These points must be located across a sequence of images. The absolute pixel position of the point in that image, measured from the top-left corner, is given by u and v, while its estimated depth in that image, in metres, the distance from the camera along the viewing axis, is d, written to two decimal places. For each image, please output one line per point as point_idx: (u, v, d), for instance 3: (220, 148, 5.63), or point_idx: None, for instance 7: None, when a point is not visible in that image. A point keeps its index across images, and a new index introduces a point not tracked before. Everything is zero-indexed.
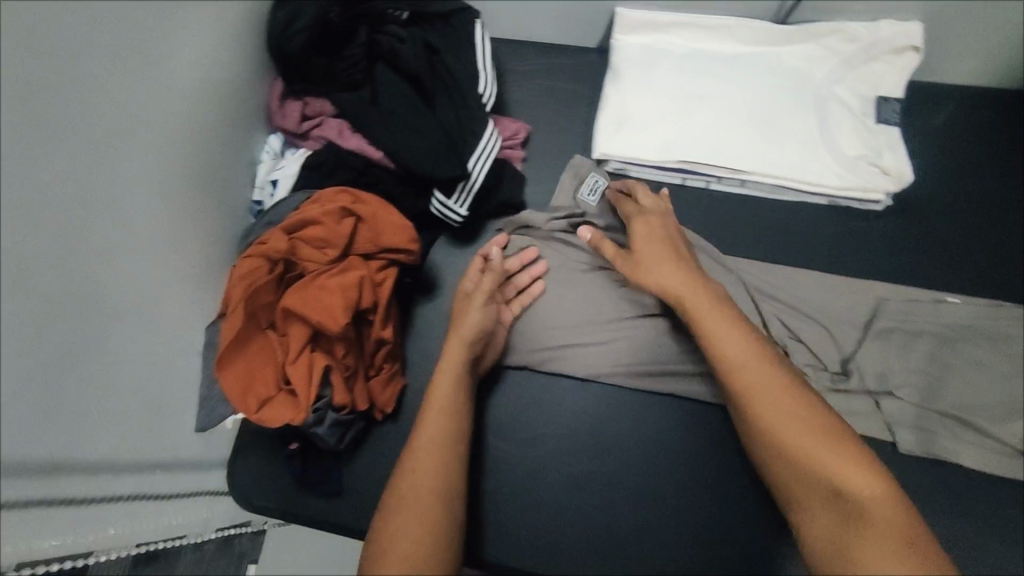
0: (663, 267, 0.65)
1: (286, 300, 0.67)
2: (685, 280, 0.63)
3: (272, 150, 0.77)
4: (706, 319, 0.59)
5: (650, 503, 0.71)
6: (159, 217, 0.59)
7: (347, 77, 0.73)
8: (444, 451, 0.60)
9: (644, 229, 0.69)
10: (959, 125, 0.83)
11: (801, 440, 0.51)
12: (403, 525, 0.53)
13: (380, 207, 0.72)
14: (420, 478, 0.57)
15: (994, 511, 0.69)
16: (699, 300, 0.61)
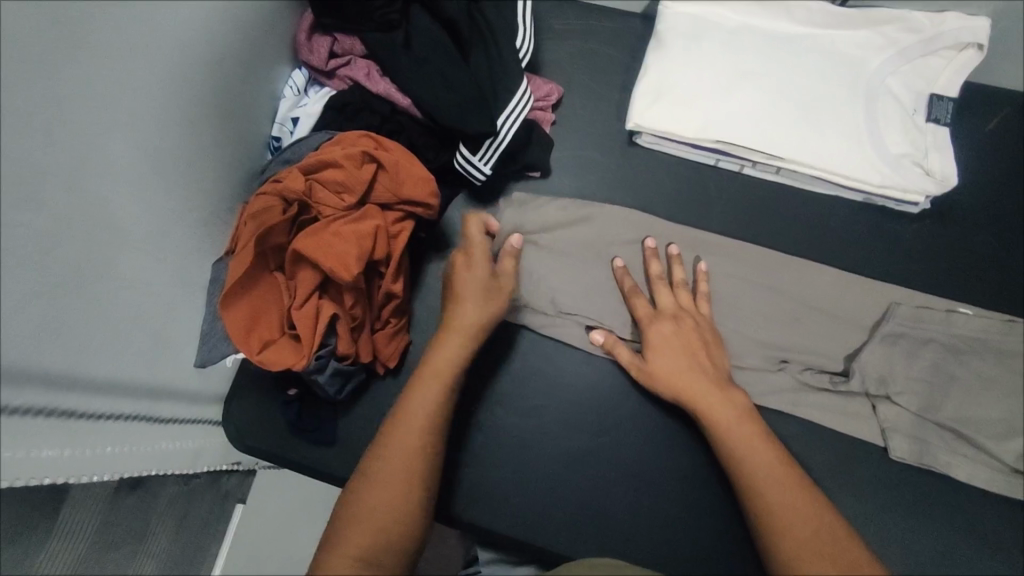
0: (665, 334, 0.68)
1: (297, 243, 0.65)
2: (685, 350, 0.67)
3: (296, 85, 0.73)
4: (713, 409, 0.63)
5: (647, 485, 0.70)
6: (176, 144, 0.57)
7: (381, 17, 0.69)
8: (429, 427, 0.58)
9: (666, 331, 0.69)
10: (1010, 132, 0.80)
11: (771, 500, 0.57)
12: (371, 501, 0.53)
13: (402, 156, 0.69)
14: (399, 453, 0.56)
15: (992, 530, 0.68)
16: (707, 396, 0.64)
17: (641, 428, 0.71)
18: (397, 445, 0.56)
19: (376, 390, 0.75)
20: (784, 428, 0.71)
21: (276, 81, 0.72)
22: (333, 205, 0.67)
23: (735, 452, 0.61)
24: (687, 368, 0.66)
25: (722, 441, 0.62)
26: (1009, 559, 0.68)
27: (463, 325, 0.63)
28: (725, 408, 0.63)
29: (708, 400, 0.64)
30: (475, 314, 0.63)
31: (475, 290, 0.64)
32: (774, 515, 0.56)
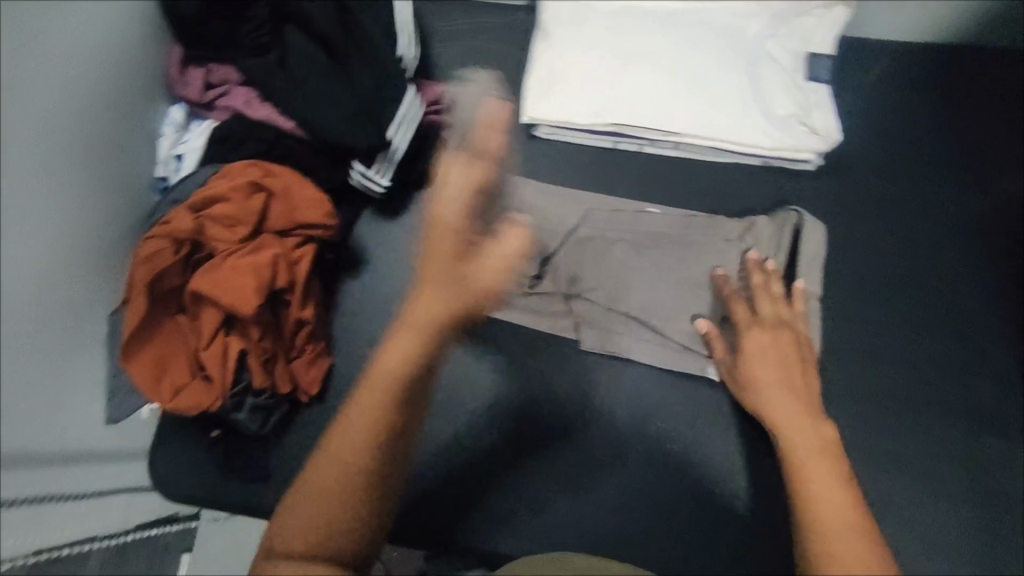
0: (767, 353, 0.63)
1: (194, 284, 0.64)
2: (784, 364, 0.62)
3: (175, 122, 0.71)
4: (795, 443, 0.56)
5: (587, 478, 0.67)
6: (47, 200, 0.55)
7: (252, 41, 0.69)
8: (375, 426, 0.47)
9: (766, 342, 0.64)
10: (895, 78, 0.81)
11: (828, 528, 0.48)
12: (296, 521, 0.45)
13: (292, 179, 0.69)
14: (342, 458, 0.46)
15: (932, 469, 0.67)
16: (797, 438, 0.56)
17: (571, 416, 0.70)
18: (348, 445, 0.46)
19: (303, 418, 0.74)
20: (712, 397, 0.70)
21: (152, 119, 0.70)
22: (226, 240, 0.66)
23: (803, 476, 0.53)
24: (779, 384, 0.61)
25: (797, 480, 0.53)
26: (958, 497, 0.67)
27: (422, 317, 0.47)
28: (808, 444, 0.56)
29: (792, 437, 0.57)
30: (445, 299, 0.48)
31: (446, 271, 0.48)
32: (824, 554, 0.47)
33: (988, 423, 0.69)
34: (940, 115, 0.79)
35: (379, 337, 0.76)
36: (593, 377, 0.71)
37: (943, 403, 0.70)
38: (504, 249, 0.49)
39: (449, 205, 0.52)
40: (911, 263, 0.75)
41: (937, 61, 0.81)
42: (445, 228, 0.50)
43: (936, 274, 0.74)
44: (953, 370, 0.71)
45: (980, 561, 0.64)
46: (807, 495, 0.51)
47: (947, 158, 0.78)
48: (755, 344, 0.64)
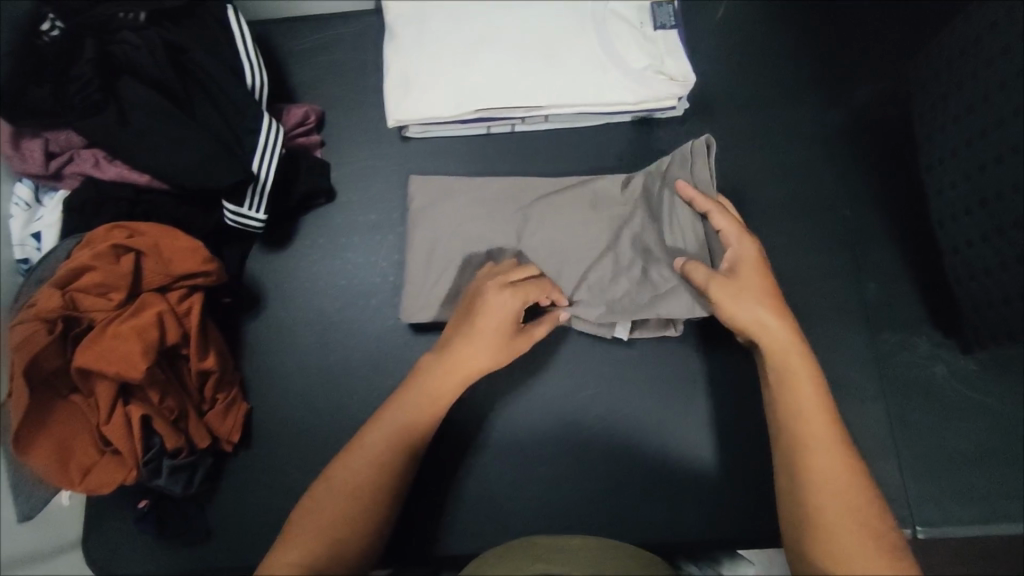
0: (749, 301, 0.61)
1: (77, 362, 0.61)
2: (766, 300, 0.61)
3: (24, 199, 0.68)
4: (780, 359, 0.60)
5: (522, 456, 0.72)
6: None
7: (82, 101, 0.65)
8: (405, 436, 0.62)
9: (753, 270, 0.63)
10: (746, 9, 0.82)
11: (827, 483, 0.55)
12: (325, 516, 0.58)
13: (161, 234, 0.66)
14: (362, 466, 0.60)
15: (838, 374, 0.71)
16: (779, 355, 0.60)
17: (490, 408, 0.73)
18: (363, 455, 0.60)
19: (233, 467, 0.73)
20: (622, 356, 0.75)
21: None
22: (103, 309, 0.64)
23: (802, 437, 0.57)
24: (768, 315, 0.60)
25: (786, 399, 0.58)
26: (865, 396, 0.71)
27: (441, 401, 0.63)
28: (792, 365, 0.59)
29: (780, 353, 0.60)
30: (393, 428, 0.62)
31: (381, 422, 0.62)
32: (812, 479, 0.55)
33: (881, 322, 0.73)
34: (791, 40, 0.81)
35: (328, 361, 0.76)
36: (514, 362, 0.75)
37: (841, 312, 0.73)
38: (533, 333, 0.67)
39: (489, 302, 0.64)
40: (792, 186, 0.77)
41: None
42: (501, 315, 0.64)
43: (816, 190, 0.77)
44: (844, 279, 0.74)
45: (890, 450, 0.69)
46: (808, 451, 0.56)
47: (806, 79, 0.80)
48: (743, 287, 0.62)
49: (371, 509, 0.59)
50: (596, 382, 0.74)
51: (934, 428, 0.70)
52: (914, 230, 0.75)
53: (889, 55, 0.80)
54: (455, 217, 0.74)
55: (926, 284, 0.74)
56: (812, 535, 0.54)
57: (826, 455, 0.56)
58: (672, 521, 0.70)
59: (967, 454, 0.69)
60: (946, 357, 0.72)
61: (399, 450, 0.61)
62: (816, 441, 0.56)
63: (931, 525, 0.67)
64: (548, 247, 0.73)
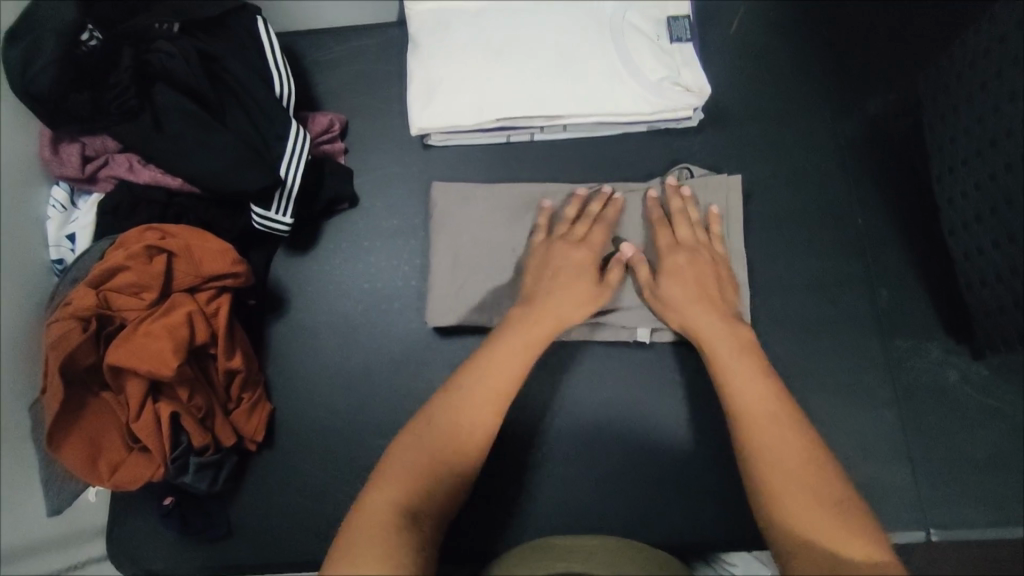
0: (689, 301, 0.68)
1: (110, 359, 0.63)
2: (699, 296, 0.68)
3: (59, 202, 0.70)
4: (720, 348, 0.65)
5: (540, 458, 0.73)
6: None
7: (120, 108, 0.67)
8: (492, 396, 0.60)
9: (683, 262, 0.70)
10: (759, 22, 0.85)
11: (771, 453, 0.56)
12: (371, 509, 0.51)
13: (191, 236, 0.68)
14: (412, 462, 0.55)
15: (852, 378, 0.73)
16: (720, 340, 0.65)
17: (509, 409, 0.75)
18: (409, 448, 0.56)
19: (256, 466, 0.74)
20: (640, 359, 0.76)
21: (36, 204, 0.69)
22: (135, 308, 0.65)
23: (747, 410, 0.59)
24: (702, 308, 0.68)
25: (726, 379, 0.62)
26: (878, 400, 0.72)
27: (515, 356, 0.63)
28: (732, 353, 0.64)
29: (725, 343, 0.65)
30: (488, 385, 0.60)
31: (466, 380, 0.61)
32: (759, 442, 0.56)
33: (893, 327, 0.74)
34: (803, 52, 0.84)
35: (350, 362, 0.77)
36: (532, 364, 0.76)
37: (853, 317, 0.75)
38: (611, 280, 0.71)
39: (556, 250, 0.72)
40: (805, 193, 0.79)
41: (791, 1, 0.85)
42: (574, 257, 0.71)
43: (828, 197, 0.79)
44: (857, 285, 0.76)
45: (903, 453, 0.70)
46: (749, 423, 0.58)
47: (817, 90, 0.82)
48: (679, 288, 0.69)
49: (457, 463, 0.56)
50: (613, 384, 0.75)
51: (947, 432, 0.71)
52: (924, 238, 0.77)
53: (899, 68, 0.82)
54: (476, 223, 0.77)
55: (936, 291, 0.75)
56: (766, 501, 0.54)
57: (772, 423, 0.58)
58: (688, 522, 0.71)
59: (979, 458, 0.70)
60: (957, 362, 0.73)
61: (444, 458, 0.56)
62: (756, 414, 0.58)
63: (945, 528, 0.68)
64: None
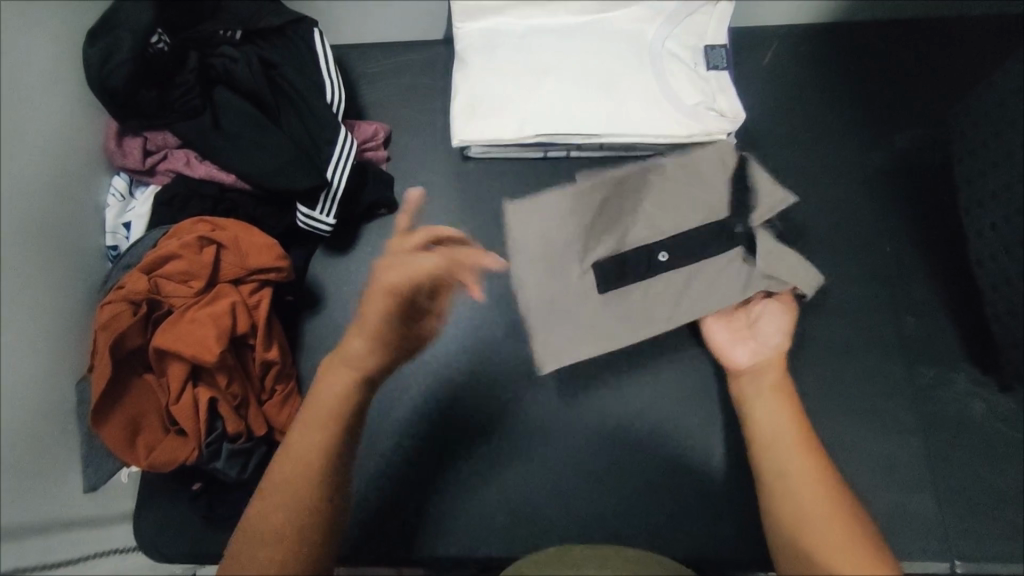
0: (771, 404, 0.66)
1: (156, 341, 0.65)
2: (774, 396, 0.66)
3: (119, 191, 0.74)
4: (779, 443, 0.63)
5: (564, 469, 0.74)
6: (9, 286, 0.58)
7: (183, 105, 0.72)
8: (326, 422, 0.62)
9: (773, 370, 0.68)
10: (791, 56, 0.87)
11: (834, 555, 0.56)
12: (282, 481, 0.60)
13: (240, 230, 0.71)
14: (279, 502, 0.59)
15: (878, 405, 0.73)
16: (785, 437, 0.63)
17: (532, 416, 0.76)
18: (303, 445, 0.61)
19: None
20: (668, 376, 0.77)
21: (96, 192, 0.72)
22: (183, 295, 0.68)
23: (791, 513, 0.60)
24: (784, 409, 0.65)
25: (780, 484, 0.61)
26: (904, 427, 0.72)
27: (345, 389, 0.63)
28: (795, 448, 0.63)
29: (788, 441, 0.63)
30: (311, 432, 0.62)
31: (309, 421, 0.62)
32: (815, 552, 0.57)
33: (920, 356, 0.75)
34: (834, 86, 0.86)
35: None
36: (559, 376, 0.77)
37: (878, 344, 0.75)
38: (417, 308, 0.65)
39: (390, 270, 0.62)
40: (834, 221, 0.80)
41: (825, 38, 0.88)
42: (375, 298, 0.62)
43: (857, 225, 0.80)
44: (884, 314, 0.76)
45: (928, 484, 0.70)
46: (803, 525, 0.59)
47: (847, 124, 0.84)
48: (763, 386, 0.67)
49: (308, 503, 0.60)
50: (641, 401, 0.76)
51: (972, 465, 0.71)
52: (955, 270, 0.77)
53: (931, 105, 0.84)
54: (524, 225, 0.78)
55: (966, 324, 0.76)
56: None
57: (831, 527, 0.58)
58: (709, 539, 0.71)
59: (1007, 492, 0.70)
60: (985, 395, 0.73)
61: (306, 497, 0.60)
62: (815, 520, 0.58)
63: (969, 561, 0.67)
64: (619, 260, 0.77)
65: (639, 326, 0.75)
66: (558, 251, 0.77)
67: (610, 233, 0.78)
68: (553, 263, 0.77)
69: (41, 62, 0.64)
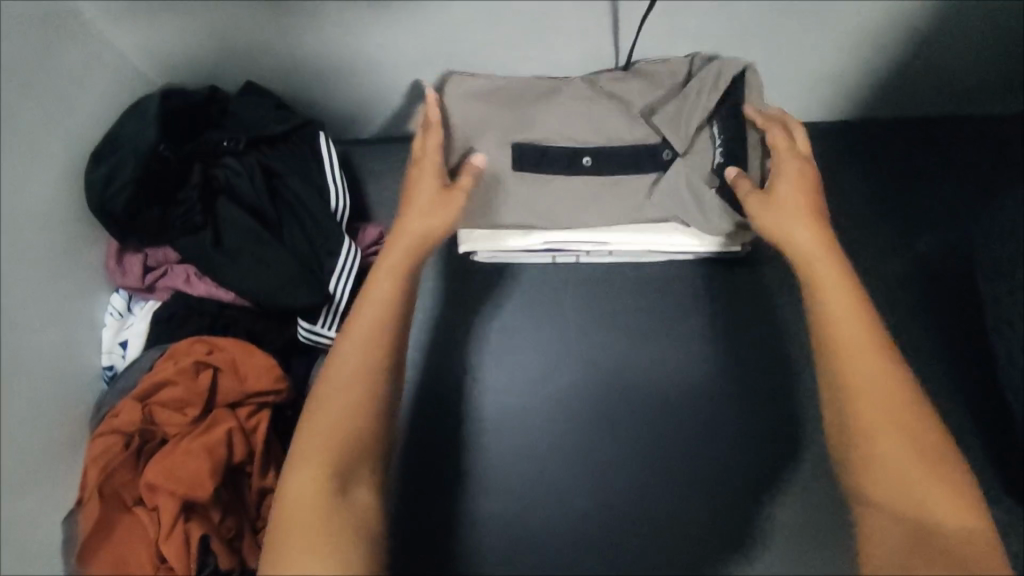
0: (838, 293, 0.55)
1: (147, 475, 0.63)
2: (840, 283, 0.56)
3: (117, 309, 0.72)
4: (839, 330, 0.54)
5: (620, 480, 0.82)
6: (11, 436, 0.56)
7: (184, 223, 0.70)
8: (376, 354, 0.55)
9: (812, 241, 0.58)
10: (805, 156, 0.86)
11: (909, 476, 0.50)
12: (343, 377, 0.54)
13: (239, 350, 0.69)
14: (329, 431, 0.52)
15: None
16: (850, 327, 0.54)
17: (552, 461, 0.82)
18: (342, 373, 0.54)
19: None
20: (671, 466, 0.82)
21: (95, 310, 0.70)
22: (177, 423, 0.66)
23: (860, 416, 0.52)
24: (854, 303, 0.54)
25: (847, 387, 0.52)
26: None
27: (380, 317, 0.57)
28: (858, 334, 0.53)
29: (858, 338, 0.53)
30: (356, 363, 0.54)
31: (359, 354, 0.55)
32: (888, 463, 0.50)
33: None
34: (843, 186, 0.85)
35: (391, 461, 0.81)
36: (569, 387, 0.84)
37: None
38: (463, 186, 0.64)
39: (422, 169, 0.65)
40: None
41: (837, 137, 0.86)
42: (432, 200, 0.63)
43: None
44: None
45: None
46: (870, 436, 0.51)
47: (855, 227, 0.84)
48: (821, 269, 0.57)
49: (362, 433, 0.53)
50: (650, 473, 0.82)
51: None
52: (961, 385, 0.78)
53: (941, 210, 0.84)
54: (466, 108, 0.71)
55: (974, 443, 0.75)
56: (873, 513, 0.51)
57: (897, 424, 0.51)
58: None
59: None
60: None
61: (356, 430, 0.53)
62: (881, 424, 0.51)
63: None
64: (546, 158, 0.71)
65: (551, 220, 0.73)
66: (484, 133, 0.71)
67: (535, 119, 0.71)
68: (482, 141, 0.71)
69: (41, 190, 0.62)
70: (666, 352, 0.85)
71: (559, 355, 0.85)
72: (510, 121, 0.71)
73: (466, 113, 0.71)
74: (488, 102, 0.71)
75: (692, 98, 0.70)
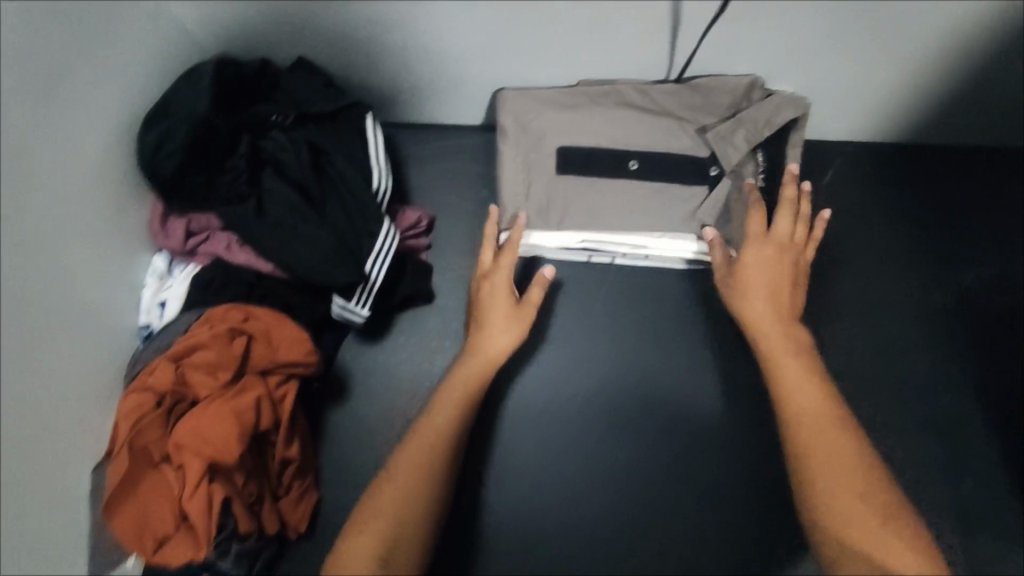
0: (788, 358, 0.61)
1: (177, 435, 0.63)
2: (789, 346, 0.62)
3: (158, 271, 0.74)
4: (793, 386, 0.60)
5: (636, 495, 0.82)
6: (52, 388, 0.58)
7: (229, 190, 0.71)
8: (459, 418, 0.64)
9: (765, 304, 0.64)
10: (849, 176, 0.85)
11: (845, 511, 0.54)
12: (430, 432, 0.63)
13: (274, 321, 0.70)
14: (405, 478, 0.60)
15: None
16: (803, 384, 0.60)
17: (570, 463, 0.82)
18: (431, 428, 0.63)
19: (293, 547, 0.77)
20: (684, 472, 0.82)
21: (137, 270, 0.73)
22: (207, 387, 0.66)
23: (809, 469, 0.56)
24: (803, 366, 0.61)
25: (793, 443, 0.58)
26: None
27: (470, 384, 0.67)
28: (804, 383, 0.60)
29: (810, 401, 0.58)
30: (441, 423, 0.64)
31: (444, 416, 0.64)
32: (833, 509, 0.54)
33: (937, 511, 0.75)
34: (882, 211, 0.85)
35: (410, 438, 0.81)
36: (602, 394, 0.85)
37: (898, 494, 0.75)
38: (532, 302, 0.70)
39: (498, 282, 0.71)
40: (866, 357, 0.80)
41: (883, 160, 0.86)
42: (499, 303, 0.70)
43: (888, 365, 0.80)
44: (910, 454, 0.76)
45: None
46: (814, 481, 0.56)
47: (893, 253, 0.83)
48: (776, 335, 0.62)
49: (432, 485, 0.60)
50: (662, 481, 0.82)
51: None
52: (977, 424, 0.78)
53: (986, 244, 0.83)
54: (526, 108, 0.77)
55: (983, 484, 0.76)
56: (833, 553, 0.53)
57: (835, 467, 0.55)
58: None
59: None
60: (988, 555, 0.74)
61: (427, 479, 0.60)
62: (832, 472, 0.55)
63: None
64: (597, 157, 0.76)
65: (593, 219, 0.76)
66: (539, 132, 0.77)
67: (591, 123, 0.76)
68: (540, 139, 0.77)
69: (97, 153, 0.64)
70: (695, 366, 0.85)
71: (600, 362, 0.86)
72: (566, 122, 0.76)
73: (523, 110, 0.77)
74: (550, 107, 0.77)
75: (744, 118, 0.74)
